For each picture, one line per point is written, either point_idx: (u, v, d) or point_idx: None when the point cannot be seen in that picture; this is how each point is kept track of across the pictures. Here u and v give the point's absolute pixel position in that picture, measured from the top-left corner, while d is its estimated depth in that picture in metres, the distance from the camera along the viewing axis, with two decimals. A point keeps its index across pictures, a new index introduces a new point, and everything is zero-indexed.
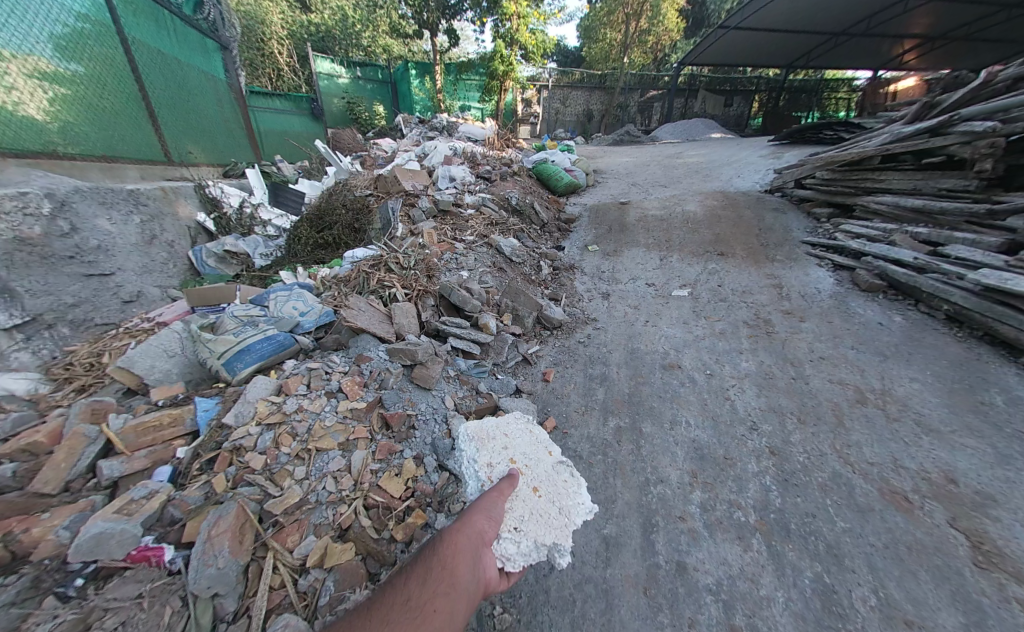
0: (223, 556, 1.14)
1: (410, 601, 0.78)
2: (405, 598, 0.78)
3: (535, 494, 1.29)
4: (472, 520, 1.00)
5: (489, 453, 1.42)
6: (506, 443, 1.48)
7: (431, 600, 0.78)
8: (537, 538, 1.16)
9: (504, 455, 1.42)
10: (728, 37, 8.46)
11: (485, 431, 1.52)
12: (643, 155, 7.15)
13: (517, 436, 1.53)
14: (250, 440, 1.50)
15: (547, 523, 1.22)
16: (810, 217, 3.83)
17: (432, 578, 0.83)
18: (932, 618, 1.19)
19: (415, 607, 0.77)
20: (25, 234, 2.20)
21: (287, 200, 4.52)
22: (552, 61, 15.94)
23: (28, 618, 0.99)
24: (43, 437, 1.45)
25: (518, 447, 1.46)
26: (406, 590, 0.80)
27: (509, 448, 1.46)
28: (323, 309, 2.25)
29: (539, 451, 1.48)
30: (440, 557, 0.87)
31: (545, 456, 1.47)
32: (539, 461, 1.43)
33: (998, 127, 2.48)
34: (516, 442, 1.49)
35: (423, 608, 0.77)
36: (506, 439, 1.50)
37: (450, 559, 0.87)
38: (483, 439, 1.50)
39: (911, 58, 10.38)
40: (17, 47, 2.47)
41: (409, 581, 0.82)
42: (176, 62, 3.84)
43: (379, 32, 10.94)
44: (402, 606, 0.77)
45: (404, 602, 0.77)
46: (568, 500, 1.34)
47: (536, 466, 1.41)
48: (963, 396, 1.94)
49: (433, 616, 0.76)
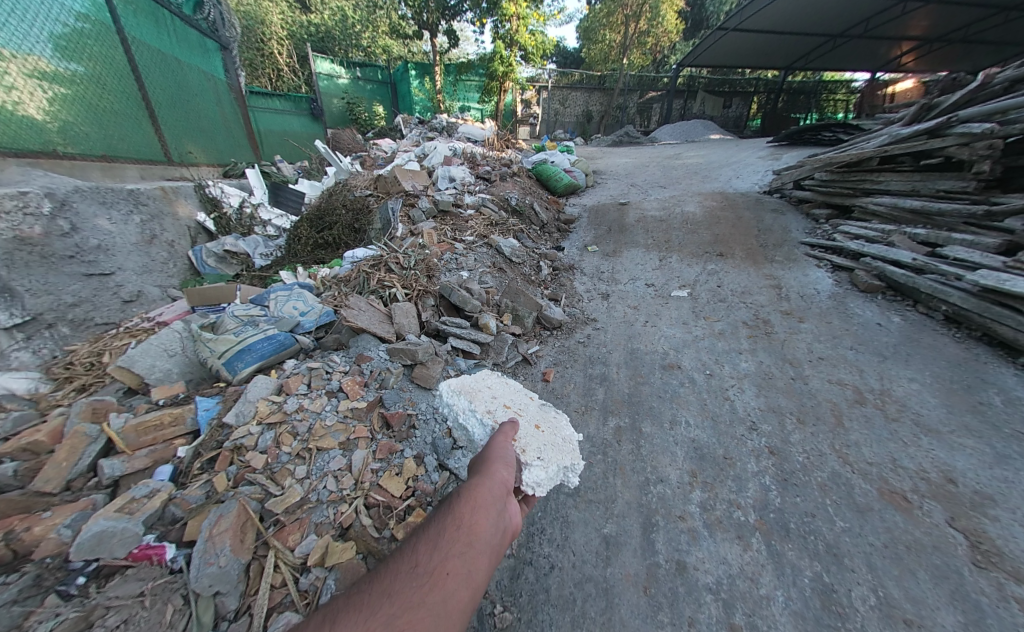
0: (225, 554, 1.14)
1: (417, 567, 0.59)
2: (413, 564, 0.60)
3: (539, 430, 1.27)
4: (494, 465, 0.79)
5: (484, 403, 1.39)
6: (492, 395, 1.46)
7: (445, 562, 0.59)
8: (558, 462, 1.16)
9: (495, 404, 1.40)
10: (727, 39, 8.49)
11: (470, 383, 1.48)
12: (642, 156, 7.18)
13: (499, 388, 1.53)
14: (251, 439, 1.50)
15: (559, 450, 1.21)
16: (809, 218, 3.84)
17: (443, 539, 0.63)
18: (931, 617, 1.19)
19: (425, 573, 0.58)
20: (24, 233, 2.20)
21: (287, 200, 4.52)
22: (551, 62, 15.99)
23: (30, 616, 0.99)
24: (44, 436, 1.46)
25: (504, 396, 1.45)
26: (416, 554, 0.61)
27: (497, 398, 1.44)
28: (323, 309, 2.26)
29: (524, 397, 1.50)
30: (456, 511, 0.67)
31: (529, 400, 1.49)
32: (526, 403, 1.45)
33: (995, 128, 2.49)
34: (502, 392, 1.50)
35: (434, 574, 0.58)
36: (490, 391, 1.49)
37: (469, 512, 0.67)
38: (472, 393, 1.45)
39: (908, 60, 10.46)
40: (16, 47, 2.48)
41: (421, 544, 0.63)
42: (175, 62, 3.83)
43: (379, 33, 10.97)
44: (409, 574, 0.58)
45: (412, 569, 0.59)
46: (565, 428, 1.36)
47: (527, 409, 1.41)
48: (962, 397, 1.95)
49: (446, 578, 0.57)
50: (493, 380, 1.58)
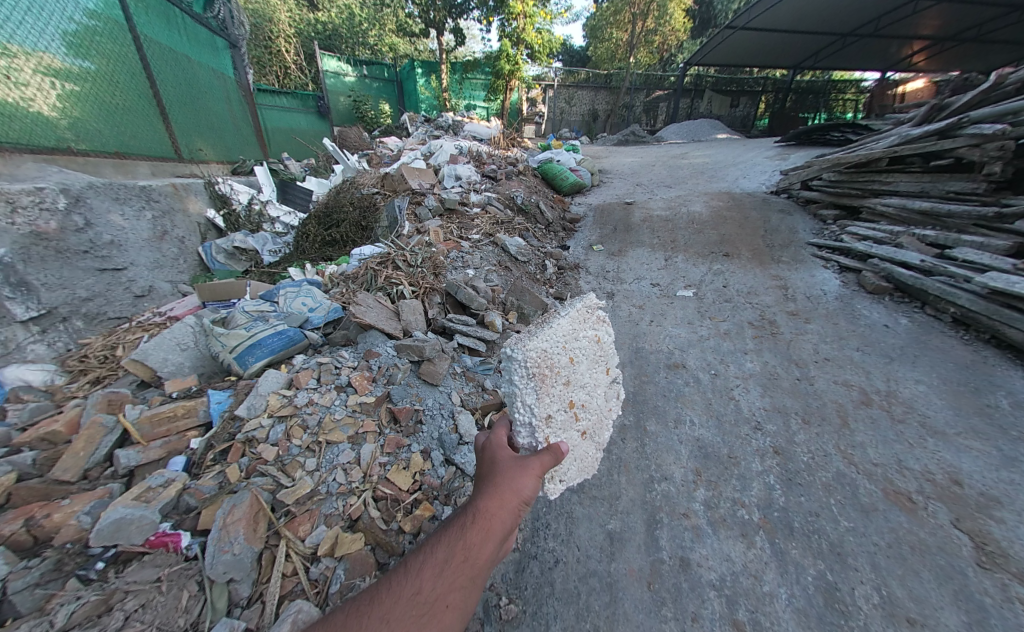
0: (239, 542, 1.16)
1: (419, 595, 0.60)
2: (415, 590, 0.61)
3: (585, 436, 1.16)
4: (511, 479, 0.77)
5: (551, 395, 1.03)
6: (568, 377, 1.08)
7: (444, 595, 0.60)
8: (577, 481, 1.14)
9: (564, 395, 1.06)
10: (735, 38, 8.44)
11: (548, 364, 1.02)
12: (649, 156, 7.14)
13: (584, 358, 1.14)
14: (262, 432, 1.54)
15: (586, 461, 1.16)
16: (817, 219, 3.81)
17: (448, 570, 0.62)
18: (934, 616, 1.20)
19: (425, 602, 0.60)
20: (40, 229, 2.23)
21: (295, 197, 4.59)
22: (557, 60, 15.88)
23: (52, 599, 1.03)
24: (62, 427, 1.50)
25: (581, 380, 1.13)
26: (418, 578, 0.62)
27: (569, 381, 1.09)
28: (331, 306, 2.30)
29: (601, 372, 1.23)
30: (464, 535, 0.66)
31: (603, 377, 1.24)
32: (599, 386, 1.22)
33: (1007, 130, 2.51)
34: (581, 370, 1.13)
35: (433, 606, 0.59)
36: (570, 364, 1.09)
37: (477, 541, 0.65)
38: (548, 374, 1.01)
39: (920, 59, 10.32)
40: (31, 45, 2.52)
41: (424, 567, 0.63)
42: (186, 59, 3.88)
43: (385, 31, 11.22)
44: (409, 600, 0.60)
45: (413, 597, 0.60)
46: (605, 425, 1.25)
47: (594, 397, 1.20)
48: (969, 399, 1.94)
49: (444, 615, 0.58)
50: (579, 335, 1.14)
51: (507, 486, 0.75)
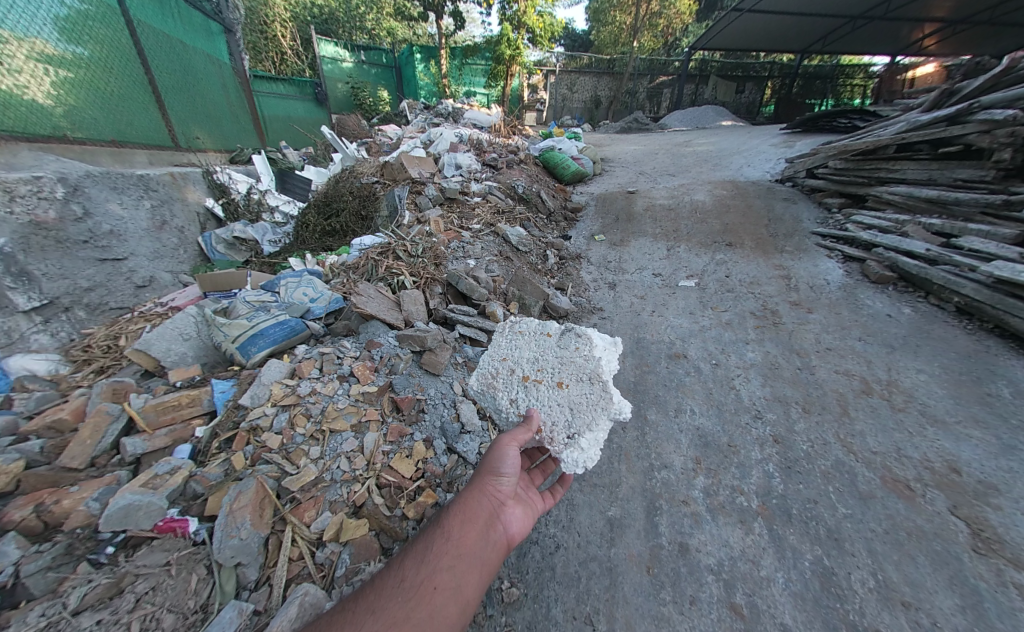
0: (246, 528, 1.19)
1: (405, 582, 0.73)
2: (401, 578, 0.74)
3: (563, 386, 1.27)
4: (483, 475, 0.95)
5: (504, 385, 1.31)
6: (507, 366, 1.37)
7: (430, 577, 0.74)
8: (590, 425, 1.16)
9: (512, 378, 1.32)
10: (743, 21, 8.20)
11: (485, 371, 1.38)
12: (652, 143, 7.02)
13: (511, 347, 1.44)
14: (267, 420, 1.55)
15: (582, 404, 1.22)
16: (821, 207, 3.77)
17: (431, 555, 0.77)
18: (929, 600, 1.22)
19: (412, 587, 0.73)
20: (40, 218, 2.23)
21: (294, 187, 4.56)
22: (559, 45, 15.52)
23: (64, 582, 1.05)
24: (68, 415, 1.52)
25: (521, 358, 1.38)
26: (402, 569, 0.75)
27: (511, 366, 1.36)
28: (332, 296, 2.32)
29: (541, 339, 1.44)
30: (443, 525, 0.83)
31: (548, 338, 1.44)
32: (547, 349, 1.40)
33: (1019, 115, 2.46)
34: (514, 354, 1.40)
35: (421, 589, 0.72)
36: (501, 358, 1.41)
37: (454, 529, 0.82)
38: (489, 377, 1.36)
39: (931, 43, 10.07)
40: (24, 30, 2.48)
41: (408, 558, 0.77)
42: (181, 45, 3.81)
43: (384, 15, 10.93)
44: (398, 587, 0.73)
45: (399, 584, 0.73)
46: (584, 365, 1.33)
47: (547, 359, 1.37)
48: (970, 388, 1.94)
49: (432, 594, 0.72)
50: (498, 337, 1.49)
51: (479, 483, 0.93)
